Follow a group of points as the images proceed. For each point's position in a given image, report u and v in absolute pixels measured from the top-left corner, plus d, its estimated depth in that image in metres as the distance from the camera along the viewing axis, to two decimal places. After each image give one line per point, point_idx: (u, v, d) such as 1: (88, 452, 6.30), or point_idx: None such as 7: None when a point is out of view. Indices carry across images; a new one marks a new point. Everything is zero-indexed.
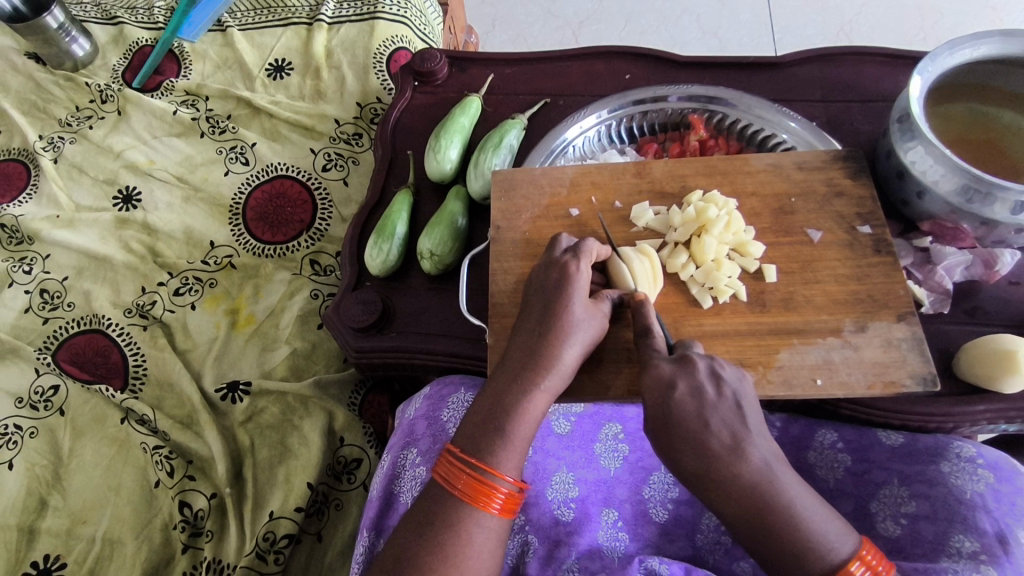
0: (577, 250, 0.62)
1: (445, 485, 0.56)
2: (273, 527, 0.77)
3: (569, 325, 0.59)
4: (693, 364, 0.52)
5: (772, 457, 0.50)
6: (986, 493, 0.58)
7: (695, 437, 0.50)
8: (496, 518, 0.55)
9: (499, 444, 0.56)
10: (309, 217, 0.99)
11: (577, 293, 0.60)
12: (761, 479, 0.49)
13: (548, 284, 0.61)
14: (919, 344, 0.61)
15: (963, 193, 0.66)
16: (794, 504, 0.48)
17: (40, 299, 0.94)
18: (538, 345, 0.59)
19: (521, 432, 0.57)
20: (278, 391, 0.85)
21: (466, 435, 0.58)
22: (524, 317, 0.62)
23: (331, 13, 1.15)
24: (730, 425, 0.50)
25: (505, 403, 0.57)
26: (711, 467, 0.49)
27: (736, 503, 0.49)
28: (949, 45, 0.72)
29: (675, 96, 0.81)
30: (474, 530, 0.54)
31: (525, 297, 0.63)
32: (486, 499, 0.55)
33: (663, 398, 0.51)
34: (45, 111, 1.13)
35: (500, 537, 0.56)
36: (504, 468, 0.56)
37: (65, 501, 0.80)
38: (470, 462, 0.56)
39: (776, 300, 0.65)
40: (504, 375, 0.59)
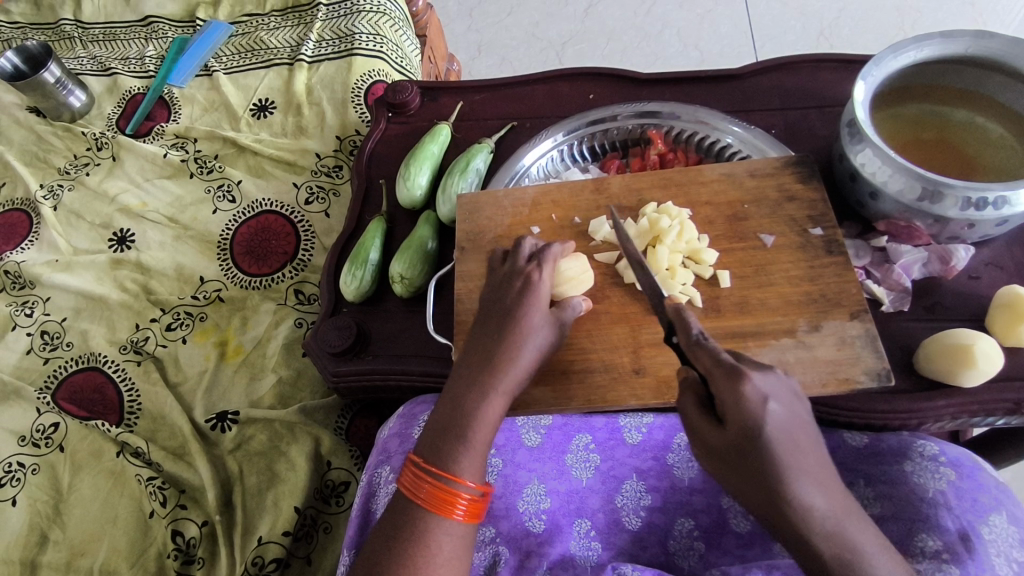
0: (540, 258, 0.64)
1: (407, 495, 0.57)
2: (262, 552, 0.79)
3: (526, 332, 0.61)
4: (775, 383, 0.49)
5: (842, 493, 0.48)
6: (948, 491, 0.58)
7: (792, 460, 0.47)
8: (461, 524, 0.56)
9: (459, 449, 0.57)
10: (292, 248, 1.02)
11: (536, 302, 0.62)
12: (833, 510, 0.47)
13: (507, 293, 0.63)
14: (872, 341, 0.62)
15: (913, 192, 0.67)
16: (866, 541, 0.47)
17: (41, 340, 0.99)
18: (497, 352, 0.60)
19: (481, 438, 0.58)
20: (265, 419, 0.88)
21: (427, 442, 0.58)
22: (484, 325, 0.63)
23: (310, 53, 1.20)
24: (813, 452, 0.48)
25: (465, 408, 0.58)
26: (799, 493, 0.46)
27: (815, 537, 0.46)
28: (892, 48, 0.72)
29: (631, 113, 0.84)
30: (440, 537, 0.55)
31: (485, 305, 0.64)
32: (448, 507, 0.55)
33: (755, 410, 0.47)
34: (45, 160, 1.19)
35: (465, 544, 0.56)
36: (465, 473, 0.56)
37: (65, 534, 0.84)
38: (432, 469, 0.56)
39: (731, 305, 0.66)
40: (463, 381, 0.60)
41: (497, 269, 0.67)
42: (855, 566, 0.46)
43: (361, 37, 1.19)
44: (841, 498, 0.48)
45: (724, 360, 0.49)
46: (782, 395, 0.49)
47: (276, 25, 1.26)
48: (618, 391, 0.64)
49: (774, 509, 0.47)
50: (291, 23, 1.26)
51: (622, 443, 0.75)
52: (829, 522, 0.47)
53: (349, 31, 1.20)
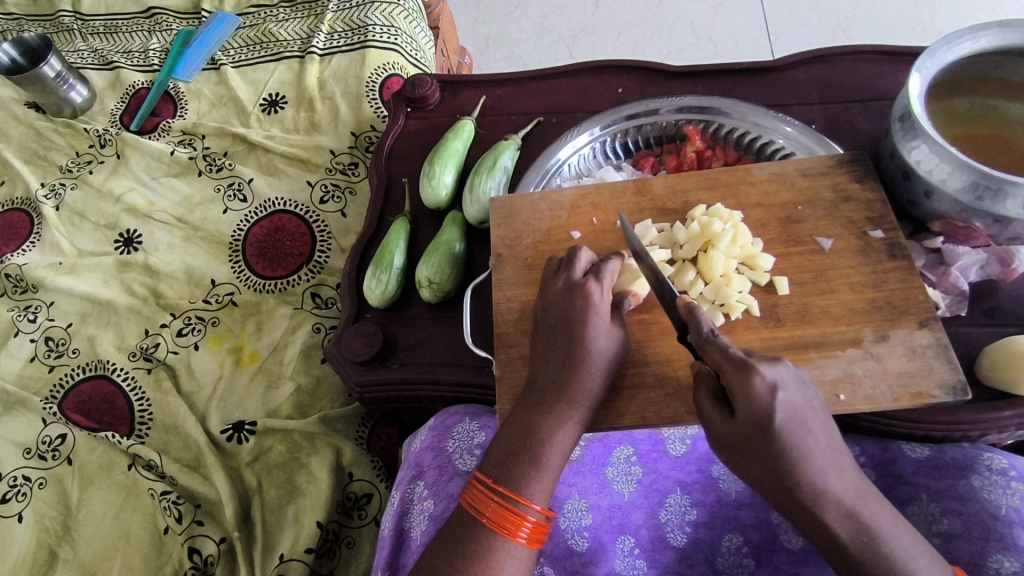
0: (597, 272, 0.60)
1: (470, 511, 0.55)
2: (284, 570, 0.75)
3: (593, 352, 0.57)
4: (783, 369, 0.49)
5: (859, 478, 0.49)
6: (1022, 508, 0.54)
7: (804, 449, 0.47)
8: (523, 548, 0.54)
9: (531, 474, 0.55)
10: (308, 249, 0.98)
11: (599, 319, 0.58)
12: (849, 493, 0.48)
13: (568, 311, 0.59)
14: (944, 351, 0.59)
15: (972, 191, 0.64)
16: (884, 521, 0.48)
17: (45, 347, 0.95)
18: (565, 376, 0.57)
19: (553, 463, 0.56)
20: (284, 429, 0.84)
21: (495, 464, 0.56)
22: (546, 346, 0.59)
23: (322, 45, 1.15)
24: (827, 440, 0.49)
25: (537, 433, 0.56)
26: (811, 481, 0.47)
27: (831, 520, 0.47)
28: (946, 39, 0.70)
29: (666, 108, 0.80)
30: (503, 559, 0.53)
31: (543, 322, 0.60)
32: (512, 528, 0.53)
33: (761, 409, 0.47)
34: (46, 158, 1.14)
35: (527, 568, 0.54)
36: (535, 497, 0.54)
37: (75, 552, 0.80)
38: (500, 489, 0.54)
39: (790, 314, 0.62)
40: (533, 406, 0.57)
41: (551, 284, 0.62)
42: (874, 546, 0.47)
43: (375, 29, 1.14)
44: (858, 479, 0.49)
45: (733, 355, 0.49)
46: (793, 382, 0.49)
47: (285, 16, 1.22)
48: (674, 408, 0.61)
49: (789, 498, 0.48)
50: (300, 15, 1.22)
51: (664, 455, 0.73)
52: (845, 506, 0.47)
53: (362, 23, 1.16)
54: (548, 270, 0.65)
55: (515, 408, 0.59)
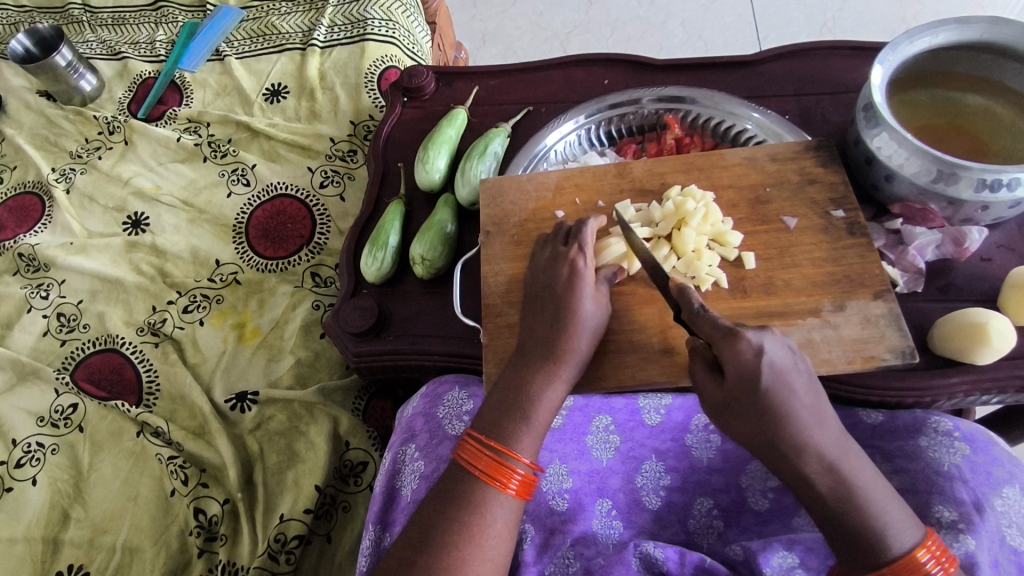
0: (581, 243, 0.65)
1: (464, 465, 0.60)
2: (284, 529, 0.80)
3: (579, 319, 0.62)
4: (771, 336, 0.53)
5: (842, 437, 0.52)
6: (962, 465, 0.59)
7: (788, 409, 0.51)
8: (512, 498, 0.58)
9: (521, 429, 0.60)
10: (308, 232, 1.03)
11: (585, 289, 0.63)
12: (832, 453, 0.51)
13: (553, 279, 0.64)
14: (896, 320, 0.63)
15: (928, 174, 0.69)
16: (863, 481, 0.51)
17: (57, 323, 0.99)
18: (552, 339, 0.62)
19: (541, 420, 0.61)
20: (285, 399, 0.89)
21: (488, 421, 0.61)
22: (535, 314, 0.64)
23: (323, 38, 1.20)
24: (811, 400, 0.52)
25: (527, 393, 0.61)
26: (795, 438, 0.51)
27: (815, 478, 0.51)
28: (908, 34, 0.74)
29: (648, 98, 0.86)
30: (495, 509, 0.57)
31: (532, 291, 0.66)
32: (502, 480, 0.58)
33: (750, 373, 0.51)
34: (56, 144, 1.19)
35: (517, 517, 0.59)
36: (524, 451, 0.59)
37: (86, 513, 0.84)
38: (491, 443, 0.59)
39: (756, 286, 0.67)
40: (523, 368, 0.62)
41: (539, 258, 0.67)
42: (850, 502, 0.50)
43: (373, 22, 1.19)
44: (842, 440, 0.52)
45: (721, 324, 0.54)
46: (780, 347, 0.52)
47: (287, 9, 1.26)
48: (648, 372, 0.66)
49: (773, 452, 0.52)
50: (302, 8, 1.26)
51: (641, 424, 0.77)
52: (825, 464, 0.51)
53: (361, 17, 1.20)
54: (537, 244, 0.70)
55: (505, 371, 0.64)
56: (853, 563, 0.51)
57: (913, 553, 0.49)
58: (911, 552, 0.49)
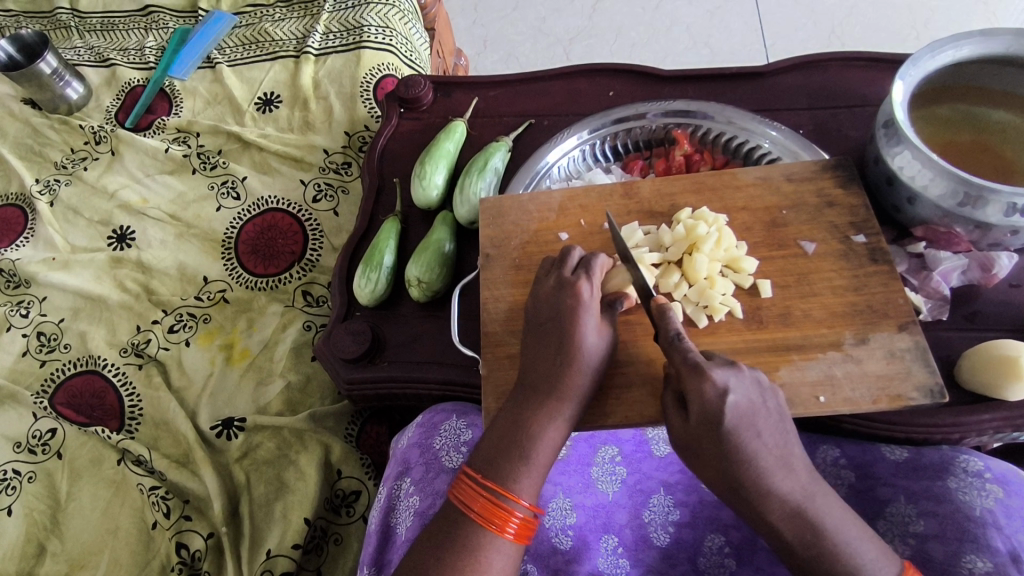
0: (587, 269, 0.61)
1: (458, 506, 0.55)
2: (271, 566, 0.76)
3: (584, 350, 0.58)
4: (738, 374, 0.50)
5: (811, 477, 0.50)
6: (996, 510, 0.55)
7: (752, 449, 0.48)
8: (510, 543, 0.54)
9: (520, 469, 0.55)
10: (300, 248, 0.99)
11: (590, 317, 0.59)
12: (798, 493, 0.48)
13: (558, 308, 0.59)
14: (923, 355, 0.60)
15: (954, 197, 0.65)
16: (831, 520, 0.48)
17: (37, 342, 0.95)
18: (556, 372, 0.58)
19: (541, 459, 0.56)
20: (274, 426, 0.85)
21: (484, 459, 0.57)
22: (536, 343, 0.60)
23: (317, 45, 1.16)
24: (777, 440, 0.49)
25: (526, 429, 0.56)
26: (760, 483, 0.48)
27: (780, 520, 0.48)
28: (930, 47, 0.70)
29: (654, 112, 0.82)
30: (492, 555, 0.53)
31: (534, 320, 0.61)
32: (500, 523, 0.54)
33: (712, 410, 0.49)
34: (41, 155, 1.14)
35: (514, 564, 0.55)
36: (523, 492, 0.55)
37: (63, 546, 0.80)
38: (488, 484, 0.55)
39: (772, 316, 0.63)
40: (523, 402, 0.58)
41: (543, 282, 0.63)
42: (819, 545, 0.48)
43: (370, 29, 1.15)
44: (809, 477, 0.49)
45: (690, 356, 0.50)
46: (746, 385, 0.50)
47: (281, 16, 1.22)
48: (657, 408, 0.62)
49: (739, 496, 0.49)
50: (297, 14, 1.22)
51: (648, 456, 0.73)
52: (791, 504, 0.48)
53: (358, 23, 1.16)
54: (542, 267, 0.66)
55: (505, 405, 0.60)
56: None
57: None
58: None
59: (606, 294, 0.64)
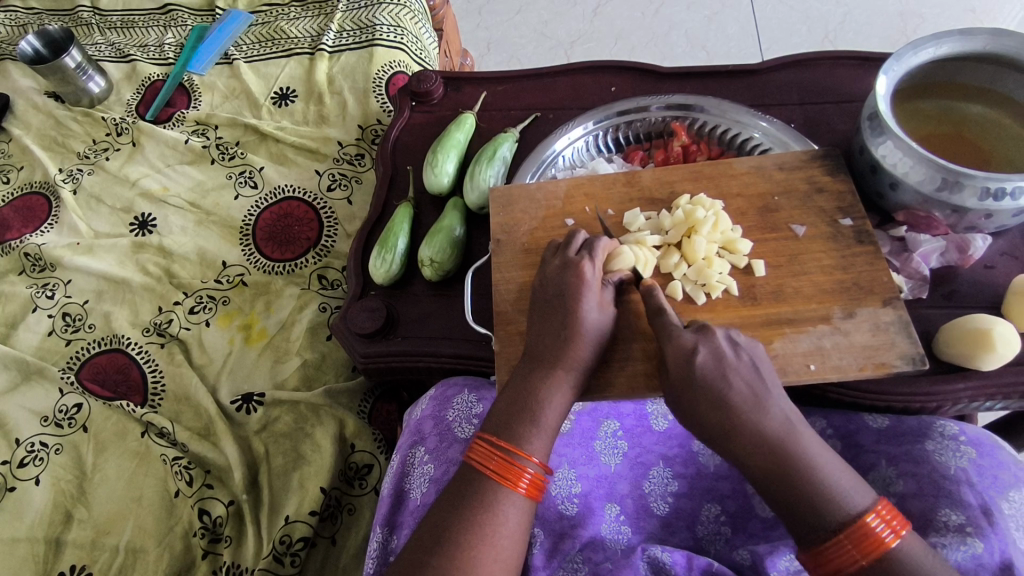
0: (591, 251, 0.66)
1: (474, 466, 0.59)
2: (289, 530, 0.80)
3: (587, 323, 0.63)
4: (710, 334, 0.57)
5: (791, 418, 0.53)
6: (969, 468, 0.60)
7: (726, 391, 0.53)
8: (523, 498, 0.58)
9: (532, 431, 0.60)
10: (316, 234, 1.03)
11: (592, 293, 0.63)
12: (776, 430, 0.52)
13: (563, 286, 0.64)
14: (906, 327, 0.64)
15: (932, 183, 0.69)
16: (811, 456, 0.52)
17: (63, 322, 0.99)
18: (561, 343, 0.62)
19: (550, 421, 0.61)
20: (291, 401, 0.89)
21: (497, 422, 0.61)
22: (543, 318, 0.65)
23: (331, 43, 1.21)
24: (752, 385, 0.54)
25: (536, 395, 0.61)
26: (734, 421, 0.53)
27: (759, 454, 0.52)
28: (913, 44, 0.75)
29: (656, 106, 0.86)
30: (507, 509, 0.57)
31: (540, 298, 0.66)
32: (513, 480, 0.58)
33: (686, 359, 0.56)
34: (64, 145, 1.19)
35: (528, 518, 0.59)
36: (534, 451, 0.59)
37: (89, 513, 0.84)
38: (501, 444, 0.59)
39: (766, 294, 0.68)
40: (532, 371, 0.63)
41: (549, 262, 0.68)
42: (796, 476, 0.51)
43: (382, 28, 1.20)
44: (790, 418, 0.53)
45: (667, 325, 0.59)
46: (718, 342, 0.56)
47: (296, 15, 1.27)
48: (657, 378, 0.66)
49: (721, 438, 0.54)
50: (311, 13, 1.27)
51: (649, 430, 0.78)
52: (768, 440, 0.52)
53: (370, 23, 1.21)
54: (546, 251, 0.71)
55: (514, 375, 0.64)
56: (805, 539, 0.51)
57: (864, 519, 0.49)
58: (863, 518, 0.49)
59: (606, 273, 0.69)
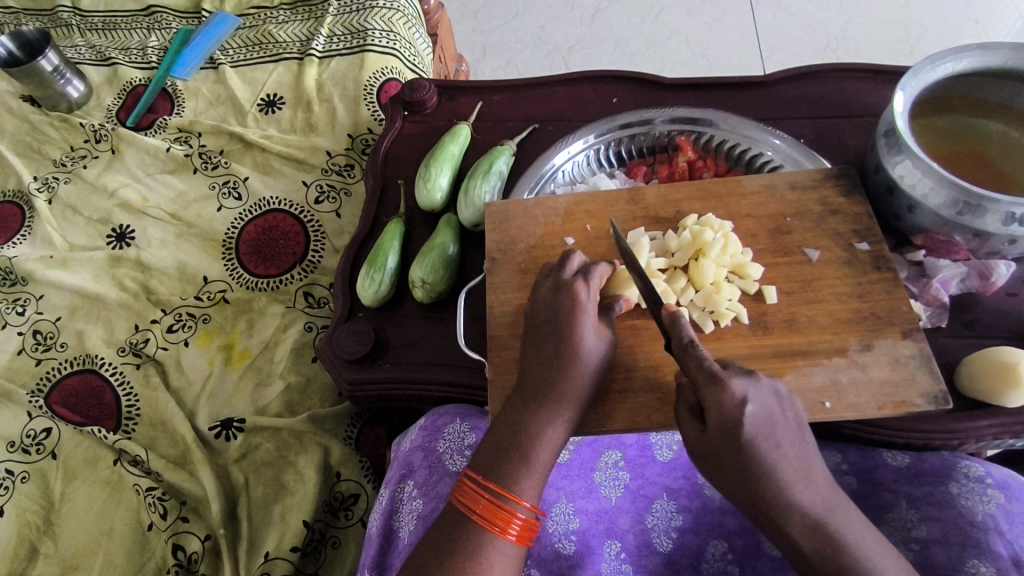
0: (586, 273, 0.61)
1: (461, 509, 0.55)
2: (269, 568, 0.76)
3: (582, 353, 0.58)
4: (757, 381, 0.49)
5: (829, 487, 0.49)
6: (998, 514, 0.56)
7: (772, 459, 0.47)
8: (512, 545, 0.54)
9: (521, 471, 0.55)
10: (302, 249, 0.99)
11: (587, 319, 0.59)
12: (818, 505, 0.48)
13: (555, 310, 0.60)
14: (928, 362, 0.60)
15: (954, 206, 0.66)
16: (851, 534, 0.47)
17: (33, 341, 0.94)
18: (555, 373, 0.58)
19: (542, 460, 0.56)
20: (273, 427, 0.84)
21: (486, 460, 0.57)
22: (535, 346, 0.60)
23: (321, 48, 1.16)
24: (797, 450, 0.49)
25: (527, 431, 0.56)
26: (778, 493, 0.47)
27: (799, 530, 0.47)
28: (931, 58, 0.71)
29: (660, 119, 0.82)
30: (494, 557, 0.53)
31: (532, 323, 0.61)
32: (502, 525, 0.54)
33: (733, 422, 0.47)
34: (39, 152, 1.14)
35: (517, 566, 0.54)
36: (525, 493, 0.54)
37: (56, 548, 0.79)
38: (490, 486, 0.54)
39: (778, 322, 0.64)
40: (523, 404, 0.58)
41: (541, 285, 0.63)
42: (837, 557, 0.47)
43: (374, 33, 1.15)
44: (829, 490, 0.49)
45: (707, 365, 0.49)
46: (766, 393, 0.49)
47: (285, 18, 1.23)
48: (662, 413, 0.62)
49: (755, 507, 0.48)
50: (300, 17, 1.23)
51: (652, 460, 0.74)
52: (811, 516, 0.47)
53: (362, 27, 1.17)
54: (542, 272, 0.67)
55: (505, 408, 0.59)
56: None
57: None
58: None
59: (607, 296, 0.65)
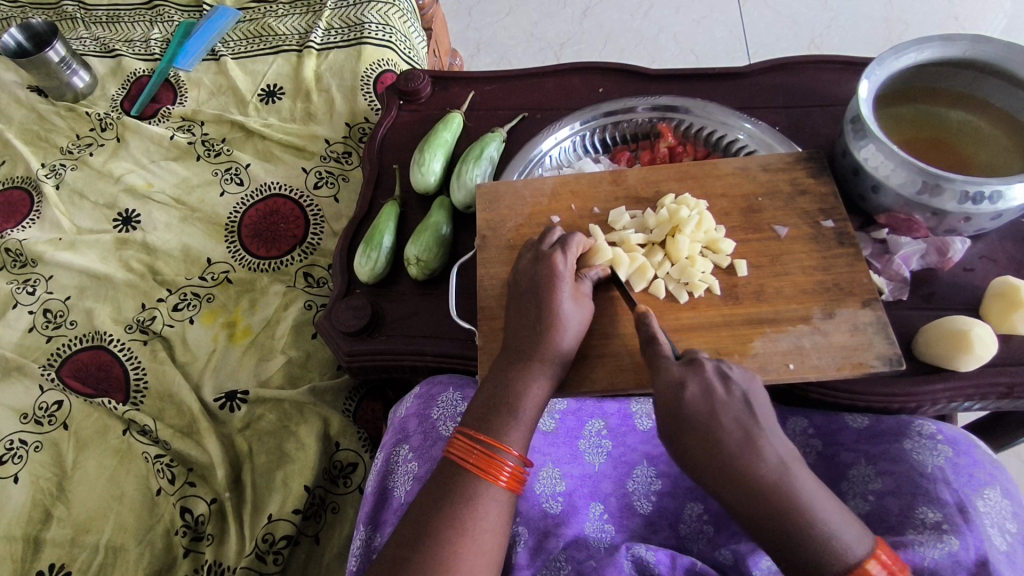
0: (563, 244, 0.66)
1: (454, 461, 0.59)
2: (272, 529, 0.80)
3: (563, 316, 0.63)
4: (699, 365, 0.55)
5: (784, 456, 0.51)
6: (946, 466, 0.61)
7: (713, 427, 0.52)
8: (503, 491, 0.58)
9: (510, 423, 0.60)
10: (302, 232, 1.03)
11: (565, 285, 0.64)
12: (770, 472, 0.50)
13: (536, 279, 0.64)
14: (884, 328, 0.65)
15: (913, 185, 0.70)
16: (808, 501, 0.49)
17: (43, 318, 0.98)
18: (537, 336, 0.62)
19: (528, 414, 0.61)
20: (275, 399, 0.88)
21: (477, 416, 0.61)
22: (519, 311, 0.65)
23: (319, 40, 1.21)
24: (742, 421, 0.52)
25: (514, 388, 0.61)
26: (724, 460, 0.51)
27: (752, 496, 0.50)
28: (893, 49, 0.76)
29: (642, 107, 0.87)
30: (486, 502, 0.57)
31: (516, 293, 0.66)
32: (493, 473, 0.58)
33: (674, 397, 0.54)
34: (47, 140, 1.18)
35: (509, 511, 0.59)
36: (513, 443, 0.59)
37: (69, 511, 0.83)
38: (481, 438, 0.59)
39: (748, 293, 0.69)
40: (509, 365, 0.63)
41: (523, 257, 0.68)
42: (791, 523, 0.49)
43: (370, 26, 1.20)
44: (784, 459, 0.51)
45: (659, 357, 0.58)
46: (706, 375, 0.54)
47: (284, 12, 1.27)
48: (640, 375, 0.66)
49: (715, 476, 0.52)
50: (299, 10, 1.27)
51: (633, 429, 0.78)
52: (762, 483, 0.50)
53: (359, 21, 1.21)
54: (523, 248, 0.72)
55: (493, 370, 0.64)
56: None
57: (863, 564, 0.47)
58: (861, 562, 0.47)
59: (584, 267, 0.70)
